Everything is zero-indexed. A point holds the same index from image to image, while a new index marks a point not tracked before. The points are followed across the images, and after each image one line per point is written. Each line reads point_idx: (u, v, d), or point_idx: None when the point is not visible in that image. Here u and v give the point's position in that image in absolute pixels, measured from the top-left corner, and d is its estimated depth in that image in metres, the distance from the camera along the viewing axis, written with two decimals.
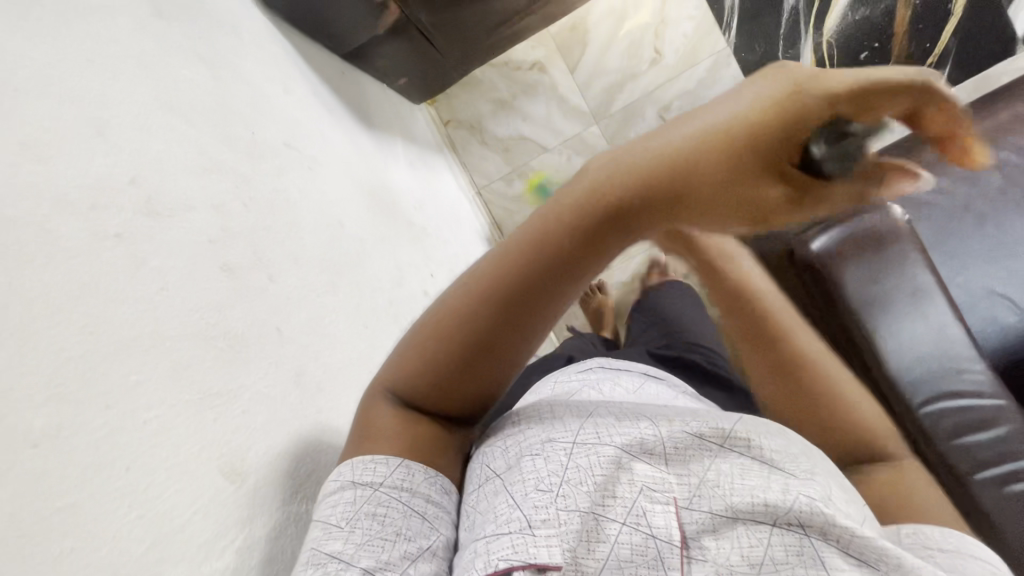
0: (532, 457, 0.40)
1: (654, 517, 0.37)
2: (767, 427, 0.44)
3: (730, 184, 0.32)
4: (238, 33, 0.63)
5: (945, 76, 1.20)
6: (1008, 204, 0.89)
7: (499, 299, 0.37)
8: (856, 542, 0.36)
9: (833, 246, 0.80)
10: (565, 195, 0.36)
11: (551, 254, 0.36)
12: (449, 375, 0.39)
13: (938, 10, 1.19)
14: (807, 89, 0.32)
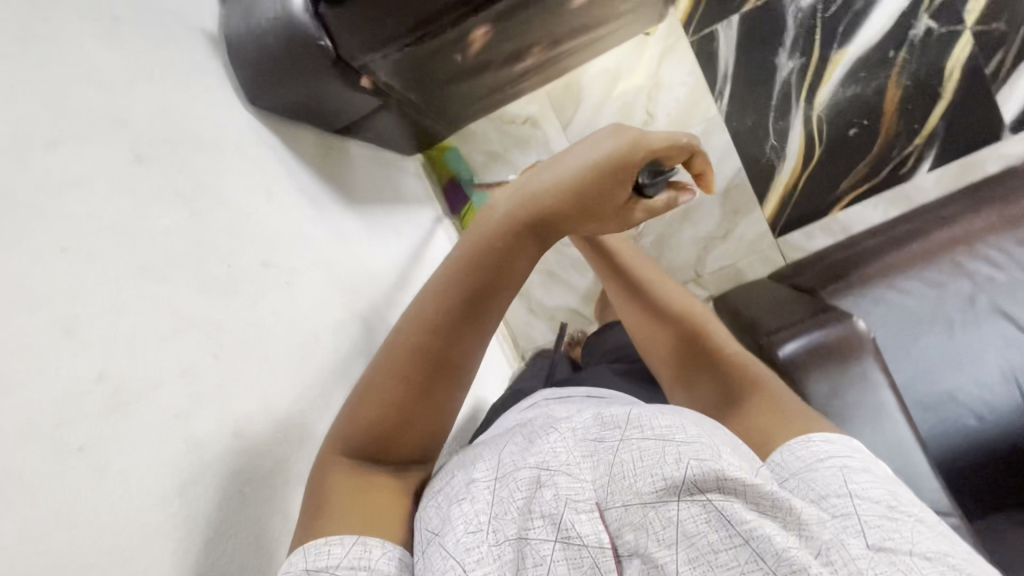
0: (461, 500, 0.43)
1: (581, 526, 0.39)
2: (659, 409, 0.47)
3: (584, 207, 0.50)
4: (222, 149, 0.65)
5: (931, 157, 1.21)
6: (975, 311, 0.90)
7: (441, 312, 0.49)
8: (749, 490, 0.39)
9: (797, 353, 0.82)
10: (472, 237, 0.50)
11: (479, 271, 0.49)
12: (403, 387, 0.50)
13: (928, 91, 1.19)
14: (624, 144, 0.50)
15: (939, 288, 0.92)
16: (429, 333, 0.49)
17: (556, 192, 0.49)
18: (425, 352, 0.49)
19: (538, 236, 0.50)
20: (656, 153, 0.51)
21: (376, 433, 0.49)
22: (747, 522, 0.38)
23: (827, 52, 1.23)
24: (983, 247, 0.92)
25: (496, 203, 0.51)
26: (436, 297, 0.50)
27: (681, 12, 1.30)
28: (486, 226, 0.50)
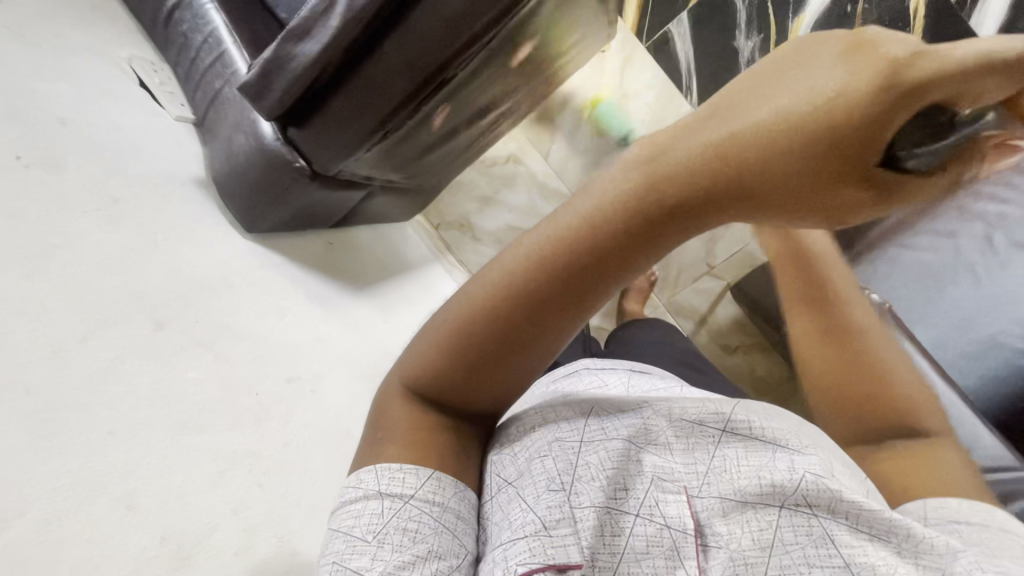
0: (542, 458, 0.43)
1: (666, 507, 0.40)
2: (768, 410, 0.46)
3: (777, 193, 0.30)
4: (230, 283, 0.71)
5: None
6: (995, 251, 0.87)
7: (528, 302, 0.38)
8: (864, 514, 0.37)
9: None
10: (586, 203, 0.36)
11: (572, 262, 0.36)
12: (467, 364, 0.41)
13: (900, 33, 1.13)
14: (892, 73, 0.26)
15: (952, 237, 0.89)
16: (500, 329, 0.39)
17: (724, 161, 0.31)
18: (506, 332, 0.39)
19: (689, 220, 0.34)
20: (956, 88, 0.26)
21: (441, 384, 0.42)
22: (851, 545, 0.36)
23: (785, 22, 1.19)
24: (990, 183, 0.88)
25: (633, 166, 0.34)
26: (533, 268, 0.37)
27: (630, 23, 1.35)
28: (609, 198, 0.35)
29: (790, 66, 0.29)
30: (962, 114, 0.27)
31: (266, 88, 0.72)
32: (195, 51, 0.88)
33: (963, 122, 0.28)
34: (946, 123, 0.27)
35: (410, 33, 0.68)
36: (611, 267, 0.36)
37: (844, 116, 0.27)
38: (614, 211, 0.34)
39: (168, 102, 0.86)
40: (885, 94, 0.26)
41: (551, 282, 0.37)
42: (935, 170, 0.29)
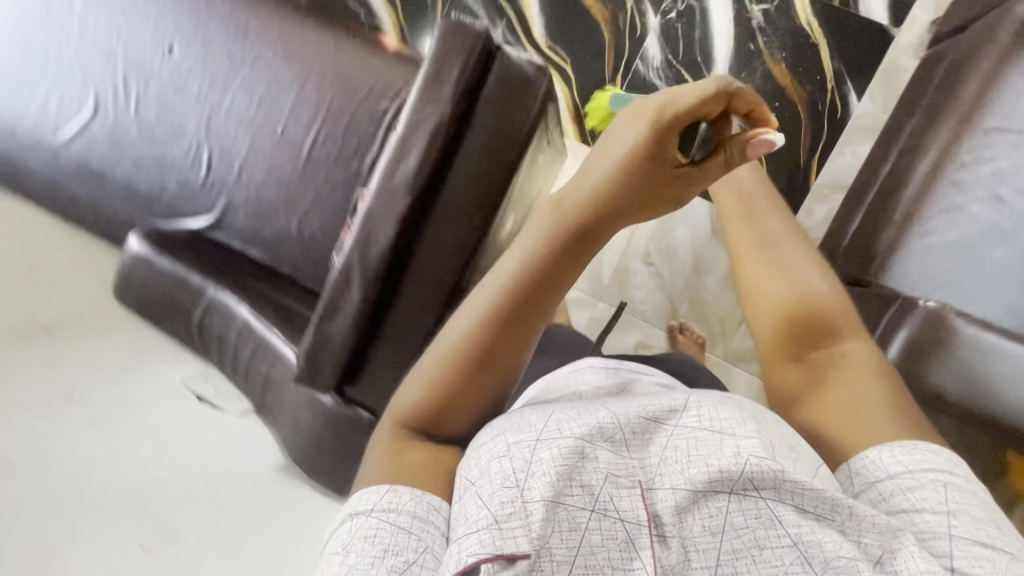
0: (498, 458, 0.46)
1: (620, 501, 0.43)
2: (727, 398, 0.48)
3: (627, 189, 0.53)
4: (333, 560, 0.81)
5: (852, 88, 1.26)
6: (1008, 208, 0.88)
7: (505, 306, 0.52)
8: (806, 492, 0.42)
9: (903, 357, 0.82)
10: (527, 240, 0.54)
11: (530, 270, 0.52)
12: (463, 371, 0.52)
13: (805, 47, 1.27)
14: (654, 116, 0.52)
15: (960, 211, 0.91)
16: (490, 334, 0.52)
17: (603, 187, 0.53)
18: (480, 350, 0.52)
19: (588, 238, 0.54)
20: (696, 110, 0.51)
21: (431, 410, 0.53)
22: (798, 525, 0.41)
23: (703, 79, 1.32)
24: (966, 152, 0.92)
25: (544, 212, 0.55)
26: (494, 297, 0.52)
27: (573, 135, 1.40)
28: (540, 228, 0.54)
29: (610, 136, 0.55)
30: (709, 123, 0.54)
31: (316, 368, 0.78)
32: (234, 345, 0.98)
33: (711, 127, 0.55)
34: (697, 130, 0.55)
35: (419, 271, 0.75)
36: (559, 264, 0.53)
37: (640, 144, 0.52)
38: (538, 242, 0.53)
39: (227, 404, 0.94)
40: (659, 138, 0.52)
41: (520, 286, 0.52)
42: (710, 156, 0.55)
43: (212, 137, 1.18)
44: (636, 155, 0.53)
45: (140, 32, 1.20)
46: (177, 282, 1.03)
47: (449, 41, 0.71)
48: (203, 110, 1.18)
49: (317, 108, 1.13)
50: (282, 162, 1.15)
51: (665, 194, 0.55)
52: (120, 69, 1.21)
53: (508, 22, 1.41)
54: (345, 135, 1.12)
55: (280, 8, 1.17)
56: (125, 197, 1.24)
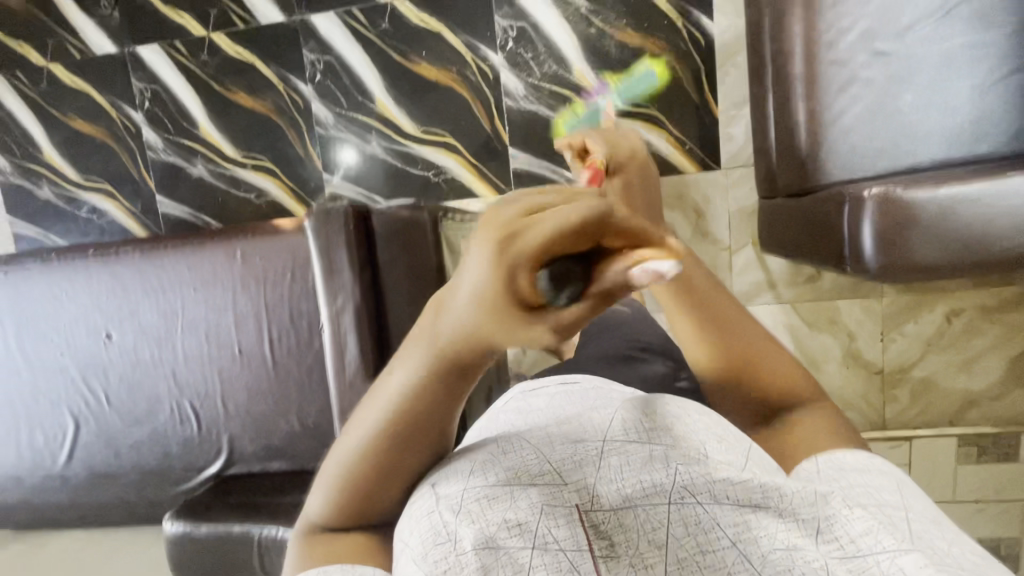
0: (428, 513, 0.45)
1: (559, 532, 0.43)
2: (640, 414, 0.52)
3: (480, 337, 0.38)
4: None
5: (700, 14, 1.26)
6: (892, 57, 0.88)
7: (394, 439, 0.46)
8: (727, 489, 0.45)
9: (881, 247, 0.79)
10: (402, 368, 0.44)
11: (407, 408, 0.45)
12: (363, 491, 0.49)
13: (638, 3, 1.28)
14: (510, 249, 0.33)
15: (854, 81, 0.91)
16: (380, 468, 0.48)
17: (462, 324, 0.38)
18: (377, 476, 0.48)
19: (467, 370, 0.43)
20: (552, 244, 0.33)
21: (348, 508, 0.50)
22: (725, 521, 0.44)
23: (570, 80, 1.33)
24: (828, 29, 0.90)
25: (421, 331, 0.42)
26: (383, 432, 0.46)
27: (490, 193, 1.41)
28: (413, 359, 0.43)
29: (465, 261, 0.36)
30: (584, 256, 0.35)
31: None
32: None
33: (583, 265, 0.35)
34: (560, 273, 0.35)
35: None
36: (437, 407, 0.45)
37: (492, 288, 0.34)
38: (413, 375, 0.44)
39: None
40: (512, 280, 0.34)
41: (401, 427, 0.46)
42: (579, 298, 0.35)
43: (185, 389, 1.21)
44: (488, 303, 0.35)
45: (76, 337, 1.23)
46: (223, 539, 1.05)
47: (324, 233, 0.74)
48: (166, 370, 1.21)
49: (258, 314, 1.16)
50: (255, 376, 1.18)
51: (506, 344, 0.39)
52: (79, 377, 1.25)
53: (377, 130, 1.43)
54: (293, 324, 1.15)
55: (175, 248, 1.19)
56: (143, 480, 1.26)
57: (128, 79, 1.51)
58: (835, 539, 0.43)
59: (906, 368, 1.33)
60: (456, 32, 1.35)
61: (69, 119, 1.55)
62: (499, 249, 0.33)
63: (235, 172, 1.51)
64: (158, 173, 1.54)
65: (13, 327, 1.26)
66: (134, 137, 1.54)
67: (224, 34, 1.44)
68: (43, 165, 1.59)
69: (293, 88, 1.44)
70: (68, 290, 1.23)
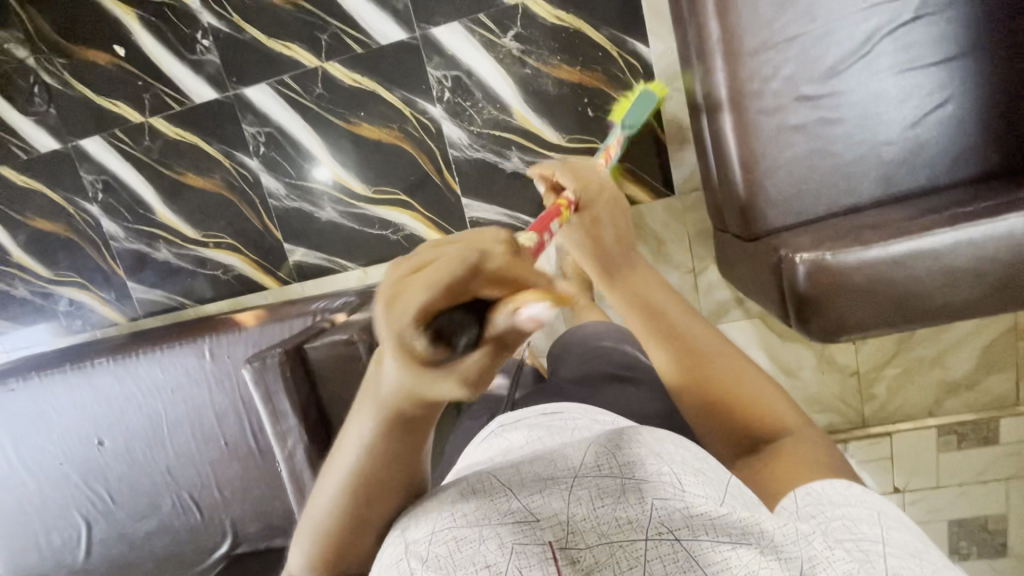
0: (396, 562, 0.46)
1: (531, 572, 0.42)
2: (617, 447, 0.52)
3: (411, 399, 0.45)
4: None
5: (634, 42, 1.23)
6: (819, 101, 0.87)
7: (351, 513, 0.51)
8: (718, 526, 0.43)
9: (812, 316, 0.80)
10: (348, 451, 0.50)
11: (355, 483, 0.51)
12: (327, 571, 0.53)
13: (569, 38, 1.24)
14: (388, 323, 0.37)
15: (784, 129, 0.88)
16: (337, 547, 0.52)
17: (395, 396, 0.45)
18: (336, 554, 0.53)
19: (409, 436, 0.49)
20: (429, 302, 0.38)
21: None
22: (713, 561, 0.41)
23: (512, 123, 1.31)
24: (750, 79, 0.88)
25: (361, 417, 0.49)
26: (333, 515, 0.52)
27: None
28: (359, 432, 0.50)
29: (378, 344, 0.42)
30: (473, 307, 0.40)
31: None
32: None
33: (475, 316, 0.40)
34: (444, 331, 0.38)
35: None
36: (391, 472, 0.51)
37: (390, 348, 0.39)
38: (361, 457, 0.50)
39: None
40: (400, 345, 0.38)
41: (357, 501, 0.51)
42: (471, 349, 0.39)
43: (182, 482, 1.26)
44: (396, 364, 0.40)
45: (71, 446, 1.28)
46: None
47: (262, 383, 0.86)
48: (161, 467, 1.26)
49: (236, 407, 1.19)
50: (245, 464, 1.22)
51: (432, 400, 0.43)
52: (81, 482, 1.30)
53: (329, 196, 1.42)
54: None
55: (146, 354, 1.21)
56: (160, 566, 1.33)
57: (77, 173, 1.51)
58: None
59: (881, 366, 1.34)
60: (391, 89, 1.33)
61: (29, 218, 1.56)
62: (381, 311, 0.37)
63: (200, 252, 1.52)
64: (125, 261, 1.56)
65: (9, 442, 1.30)
66: (95, 228, 1.55)
67: (162, 117, 1.43)
68: (14, 265, 1.61)
69: (240, 163, 1.44)
70: (54, 404, 1.26)
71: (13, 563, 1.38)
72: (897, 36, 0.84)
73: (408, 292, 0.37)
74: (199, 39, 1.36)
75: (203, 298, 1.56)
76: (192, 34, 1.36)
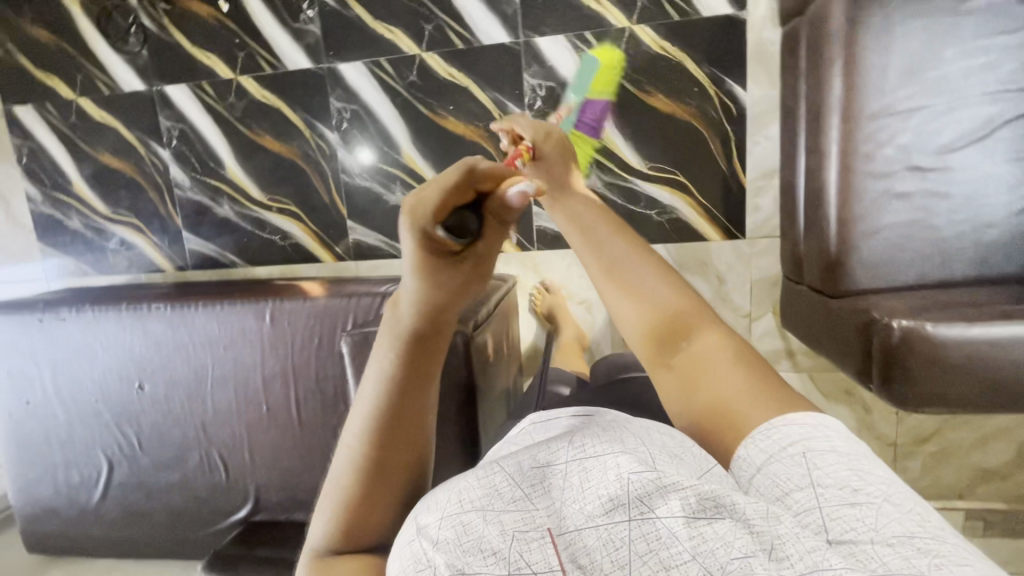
0: (411, 543, 0.50)
1: (531, 555, 0.45)
2: (605, 429, 0.53)
3: (435, 292, 0.62)
4: None
5: (732, 83, 1.25)
6: (930, 174, 0.88)
7: (380, 425, 0.59)
8: (688, 500, 0.44)
9: (901, 384, 0.80)
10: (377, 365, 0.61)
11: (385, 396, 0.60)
12: (362, 499, 0.58)
13: (668, 70, 1.26)
14: (419, 213, 0.59)
15: (888, 195, 0.89)
16: (368, 463, 0.58)
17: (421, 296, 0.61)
18: (370, 467, 0.58)
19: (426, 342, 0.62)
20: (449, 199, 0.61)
21: (348, 527, 0.58)
22: (688, 533, 0.42)
23: (597, 143, 1.33)
24: (864, 141, 0.89)
25: (386, 336, 0.62)
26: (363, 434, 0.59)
27: (512, 248, 1.43)
28: (388, 351, 0.61)
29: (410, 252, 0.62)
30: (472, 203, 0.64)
31: None
32: None
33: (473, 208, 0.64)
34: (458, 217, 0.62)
35: None
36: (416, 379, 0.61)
37: (422, 235, 0.60)
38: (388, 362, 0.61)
39: None
40: (433, 231, 0.60)
41: (386, 412, 0.59)
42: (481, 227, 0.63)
43: (214, 439, 1.26)
44: (419, 253, 0.61)
45: (110, 385, 1.28)
46: None
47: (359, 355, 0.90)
48: (196, 421, 1.26)
49: (285, 375, 1.19)
50: (281, 432, 1.22)
51: (452, 276, 0.62)
52: (112, 421, 1.30)
53: (402, 182, 1.44)
54: (319, 387, 1.18)
55: (205, 306, 1.21)
56: (173, 520, 1.32)
57: (156, 117, 1.52)
58: (788, 558, 0.39)
59: (919, 442, 1.35)
60: (484, 88, 1.34)
61: (99, 152, 1.57)
62: (414, 209, 0.59)
63: (261, 214, 1.53)
64: (184, 211, 1.57)
65: (48, 371, 1.30)
66: (162, 174, 1.56)
67: (251, 77, 1.44)
68: (73, 196, 1.62)
69: (319, 135, 1.45)
70: (101, 339, 1.26)
71: (26, 491, 1.37)
72: (1015, 125, 0.86)
73: (426, 189, 0.60)
74: (304, 8, 1.38)
75: (255, 260, 1.57)
76: (298, 3, 1.38)
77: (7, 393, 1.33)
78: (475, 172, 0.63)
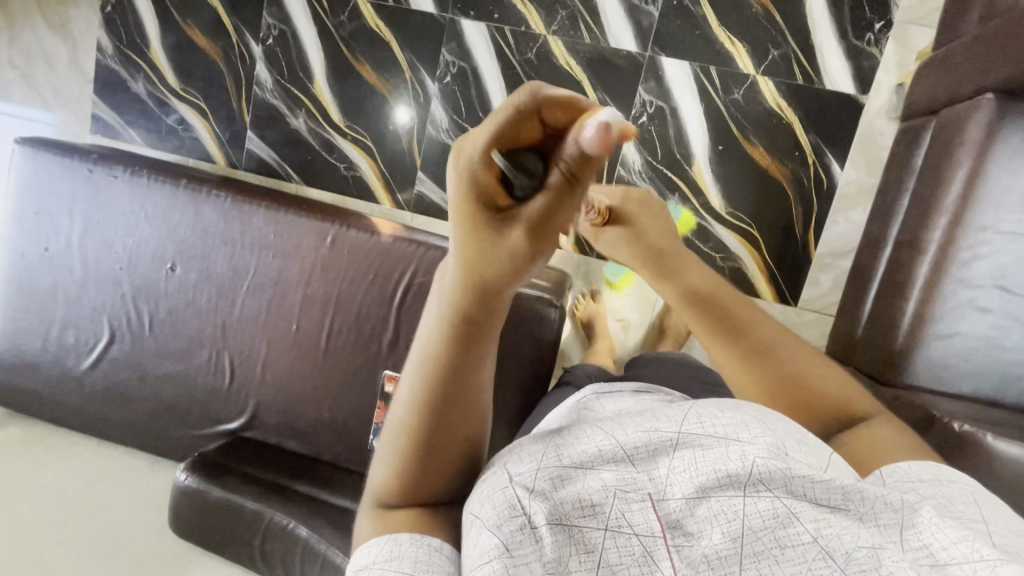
0: (502, 488, 0.45)
1: (633, 516, 0.42)
2: (723, 405, 0.48)
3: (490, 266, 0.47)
4: None
5: (832, 158, 1.28)
6: (1016, 297, 0.90)
7: (430, 400, 0.49)
8: (811, 488, 0.40)
9: None
10: (430, 333, 0.49)
11: (435, 369, 0.48)
12: (419, 459, 0.49)
13: (776, 127, 1.29)
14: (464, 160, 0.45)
15: (971, 304, 0.92)
16: (422, 429, 0.49)
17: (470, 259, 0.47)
18: (424, 434, 0.49)
19: (478, 319, 0.48)
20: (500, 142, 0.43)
21: (406, 487, 0.50)
22: (813, 519, 0.39)
23: (687, 174, 1.34)
24: (965, 249, 0.92)
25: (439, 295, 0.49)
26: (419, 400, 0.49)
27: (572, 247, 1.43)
28: (443, 322, 0.48)
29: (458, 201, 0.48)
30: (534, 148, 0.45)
31: None
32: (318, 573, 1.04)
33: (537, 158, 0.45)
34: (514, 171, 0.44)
35: None
36: (474, 352, 0.48)
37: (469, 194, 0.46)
38: (438, 329, 0.49)
39: None
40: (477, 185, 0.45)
41: (439, 387, 0.48)
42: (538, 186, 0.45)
43: (230, 343, 1.21)
44: (469, 222, 0.47)
45: (140, 258, 1.23)
46: (230, 510, 1.08)
47: None
48: (216, 319, 1.21)
49: (325, 302, 1.16)
50: (302, 356, 1.19)
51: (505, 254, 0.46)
52: (129, 296, 1.24)
53: None
54: (358, 321, 1.15)
55: (268, 210, 1.18)
56: (157, 412, 1.27)
57: (260, 10, 1.48)
58: (926, 547, 0.39)
59: None
60: (596, 87, 1.35)
61: (188, 27, 1.52)
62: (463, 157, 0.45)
63: (333, 138, 1.50)
64: (256, 111, 1.53)
65: (80, 224, 1.24)
66: (245, 67, 1.51)
67: (371, 4, 1.42)
68: (146, 60, 1.56)
69: (419, 80, 1.43)
70: (147, 210, 1.21)
71: (13, 339, 1.30)
72: None
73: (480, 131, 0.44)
74: None
75: (313, 180, 1.53)
76: None
77: (27, 234, 1.27)
78: (544, 103, 0.42)
